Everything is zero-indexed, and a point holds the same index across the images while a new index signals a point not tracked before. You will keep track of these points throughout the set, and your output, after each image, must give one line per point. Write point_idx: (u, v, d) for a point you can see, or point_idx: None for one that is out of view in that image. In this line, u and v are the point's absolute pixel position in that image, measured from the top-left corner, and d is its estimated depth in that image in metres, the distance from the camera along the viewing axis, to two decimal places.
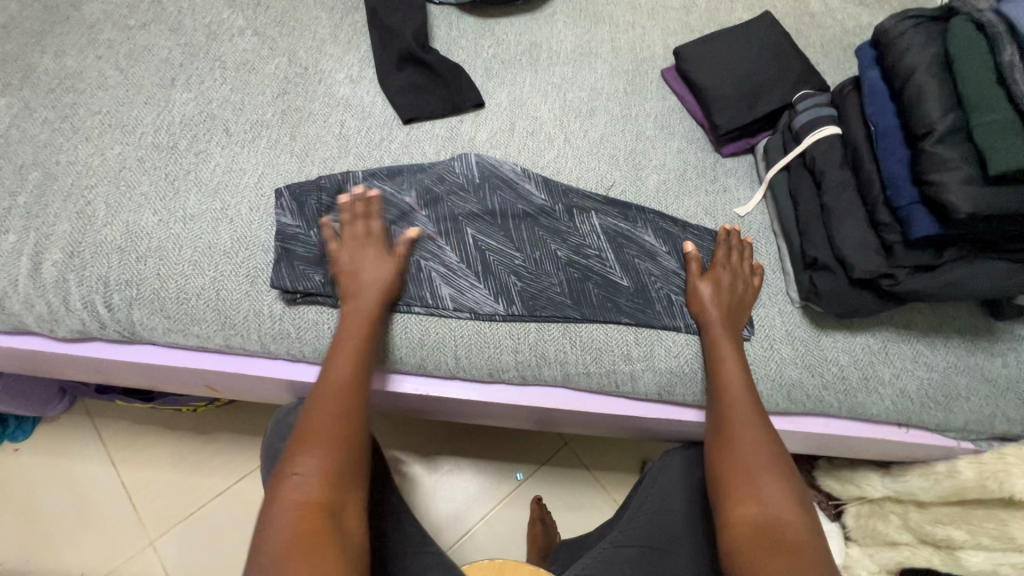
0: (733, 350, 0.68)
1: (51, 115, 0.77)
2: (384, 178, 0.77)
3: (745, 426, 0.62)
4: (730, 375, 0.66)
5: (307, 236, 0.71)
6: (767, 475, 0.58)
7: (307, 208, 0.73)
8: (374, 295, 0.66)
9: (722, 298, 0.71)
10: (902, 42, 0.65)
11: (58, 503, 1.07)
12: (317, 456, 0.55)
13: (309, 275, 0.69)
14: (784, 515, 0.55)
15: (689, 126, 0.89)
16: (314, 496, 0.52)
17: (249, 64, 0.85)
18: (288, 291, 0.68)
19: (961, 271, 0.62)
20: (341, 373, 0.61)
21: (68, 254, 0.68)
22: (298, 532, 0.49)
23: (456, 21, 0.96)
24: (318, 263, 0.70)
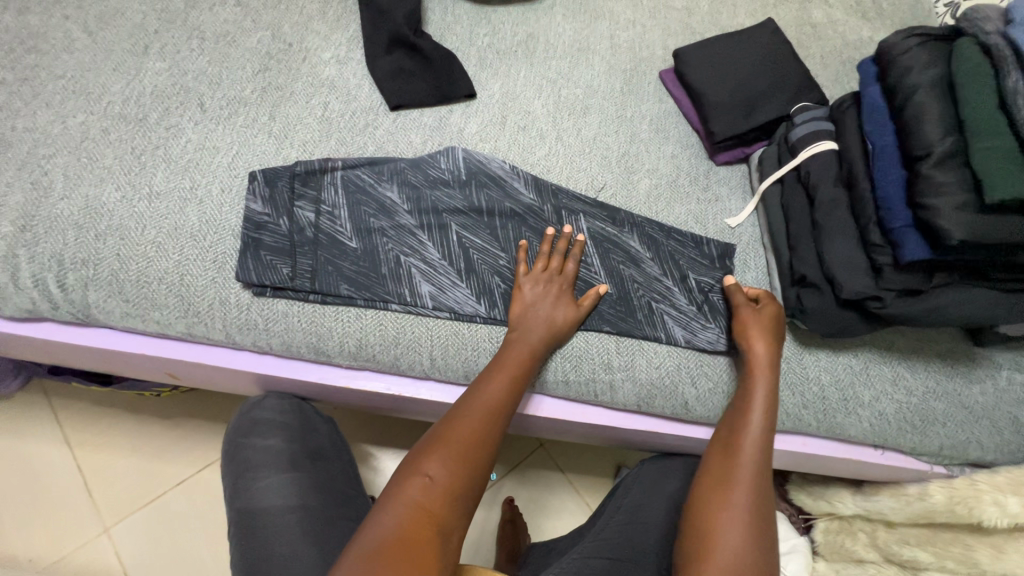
0: (766, 389, 0.64)
1: (9, 77, 0.72)
2: (365, 167, 0.73)
3: (746, 468, 0.60)
4: (753, 415, 0.62)
5: (279, 223, 0.67)
6: (744, 518, 0.57)
7: (281, 193, 0.69)
8: (544, 329, 0.66)
9: (767, 334, 0.66)
10: (904, 60, 0.63)
11: (9, 485, 1.02)
12: (445, 467, 0.54)
13: (279, 266, 0.65)
14: (750, 564, 0.54)
15: (684, 131, 0.87)
16: (435, 504, 0.52)
17: (229, 36, 0.81)
18: (256, 282, 0.64)
19: (947, 298, 0.61)
20: (495, 393, 0.61)
21: (20, 227, 0.64)
22: (406, 533, 0.49)
23: (451, 6, 0.92)
24: (289, 253, 0.66)
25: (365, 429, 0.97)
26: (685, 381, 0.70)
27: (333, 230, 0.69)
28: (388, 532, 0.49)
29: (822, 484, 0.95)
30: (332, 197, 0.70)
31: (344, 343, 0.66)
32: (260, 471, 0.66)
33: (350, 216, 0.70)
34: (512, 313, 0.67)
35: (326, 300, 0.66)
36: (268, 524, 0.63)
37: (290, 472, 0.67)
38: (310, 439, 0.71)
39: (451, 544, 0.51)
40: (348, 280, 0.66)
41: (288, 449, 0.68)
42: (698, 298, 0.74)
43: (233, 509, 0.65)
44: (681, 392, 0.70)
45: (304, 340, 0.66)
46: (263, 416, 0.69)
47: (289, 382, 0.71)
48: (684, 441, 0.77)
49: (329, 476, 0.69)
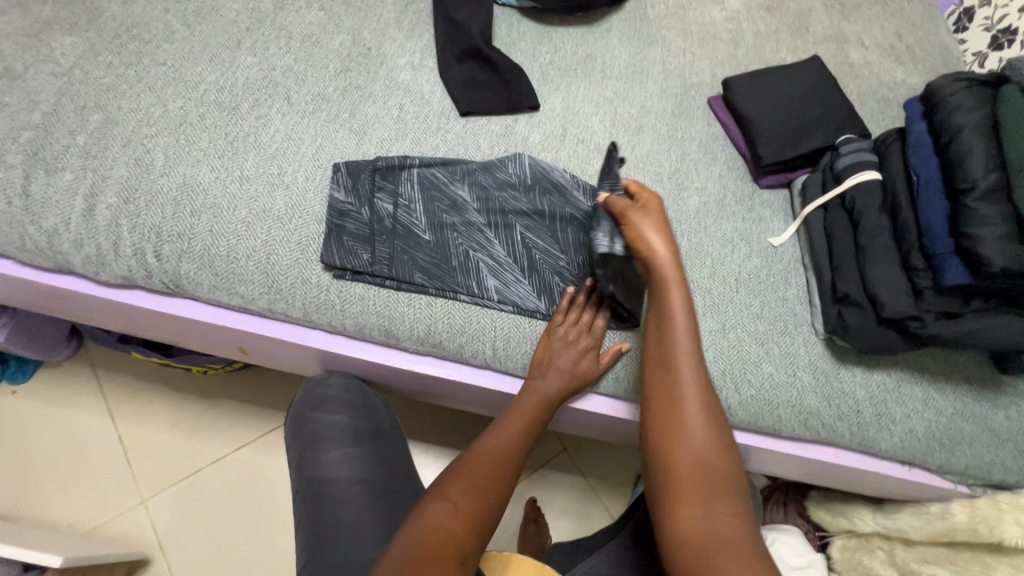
0: (679, 296, 0.66)
1: (115, 61, 0.77)
2: (438, 167, 0.78)
3: (691, 382, 0.63)
4: (677, 330, 0.65)
5: (360, 212, 0.72)
6: (703, 426, 0.62)
7: (362, 185, 0.74)
8: (565, 378, 0.69)
9: (664, 239, 0.67)
10: (951, 101, 0.69)
11: (52, 450, 1.05)
12: (464, 500, 0.59)
13: (359, 252, 0.69)
14: (709, 467, 0.60)
15: (731, 155, 0.92)
16: (456, 526, 0.56)
17: (314, 38, 0.87)
18: (338, 265, 0.69)
19: (984, 322, 0.66)
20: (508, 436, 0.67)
21: (123, 200, 0.68)
22: (430, 549, 0.53)
23: (517, 24, 0.98)
24: (369, 241, 0.70)
25: (404, 418, 1.01)
26: (730, 387, 0.74)
27: (409, 222, 0.73)
28: (411, 549, 0.53)
29: (843, 501, 0.98)
30: (409, 192, 0.75)
31: (414, 328, 0.70)
32: (327, 444, 0.70)
33: (424, 210, 0.74)
34: (535, 359, 0.70)
35: (400, 286, 0.70)
36: (335, 494, 0.67)
37: (355, 447, 0.70)
38: (373, 417, 0.74)
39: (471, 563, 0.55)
40: (422, 269, 0.71)
41: (352, 426, 0.72)
42: (742, 310, 0.78)
43: (300, 477, 0.69)
44: (725, 397, 0.74)
45: (377, 322, 0.70)
46: (330, 392, 0.73)
47: (355, 362, 0.74)
48: None
49: (388, 454, 0.73)
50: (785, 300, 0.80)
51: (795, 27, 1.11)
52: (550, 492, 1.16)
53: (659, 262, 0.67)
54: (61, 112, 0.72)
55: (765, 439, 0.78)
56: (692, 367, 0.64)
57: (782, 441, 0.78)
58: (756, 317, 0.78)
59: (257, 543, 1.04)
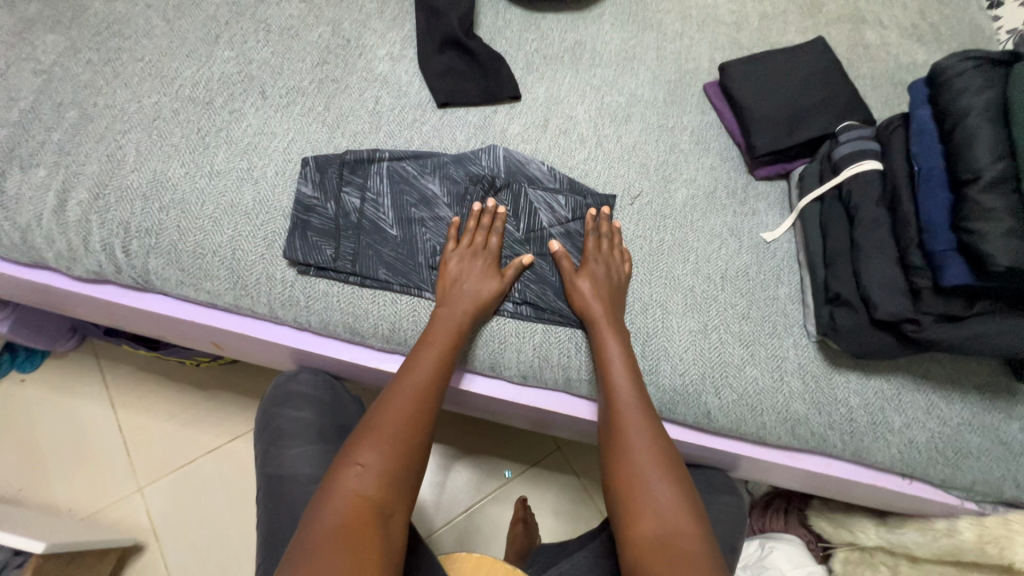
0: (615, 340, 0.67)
1: (94, 58, 0.78)
2: (407, 160, 0.76)
3: (638, 429, 0.63)
4: (617, 379, 0.65)
5: (327, 207, 0.71)
6: (654, 472, 0.61)
7: (330, 180, 0.72)
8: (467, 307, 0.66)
9: (601, 291, 0.69)
10: (958, 82, 0.62)
11: (55, 438, 1.09)
12: (376, 462, 0.56)
13: (323, 247, 0.69)
14: (671, 520, 0.57)
15: (725, 145, 0.87)
16: (371, 491, 0.54)
17: (293, 30, 0.86)
18: (301, 261, 0.68)
19: (988, 326, 0.60)
20: (420, 377, 0.62)
21: (94, 195, 0.69)
22: (348, 523, 0.51)
23: (503, 12, 0.95)
24: (334, 236, 0.69)
25: None
26: (709, 391, 0.70)
27: (375, 217, 0.72)
28: (329, 524, 0.51)
29: (844, 511, 0.92)
30: (377, 186, 0.73)
31: (379, 326, 0.69)
32: (291, 441, 0.70)
33: (392, 205, 0.73)
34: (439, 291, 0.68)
35: (365, 283, 0.69)
36: (295, 492, 0.66)
37: (319, 444, 0.70)
38: (339, 415, 0.74)
39: (394, 526, 0.54)
40: (387, 265, 0.69)
41: (318, 423, 0.72)
42: (726, 310, 0.74)
43: (264, 474, 0.68)
44: (704, 401, 0.70)
45: (341, 319, 0.69)
46: (297, 389, 0.74)
47: (323, 359, 0.74)
48: (705, 452, 0.77)
49: None
50: (775, 299, 0.75)
51: (805, 7, 1.04)
52: (540, 491, 1.14)
53: (590, 308, 0.68)
54: (39, 109, 0.73)
55: (750, 446, 0.74)
56: (635, 412, 0.64)
57: (769, 449, 0.74)
58: (742, 317, 0.73)
59: (246, 533, 1.05)
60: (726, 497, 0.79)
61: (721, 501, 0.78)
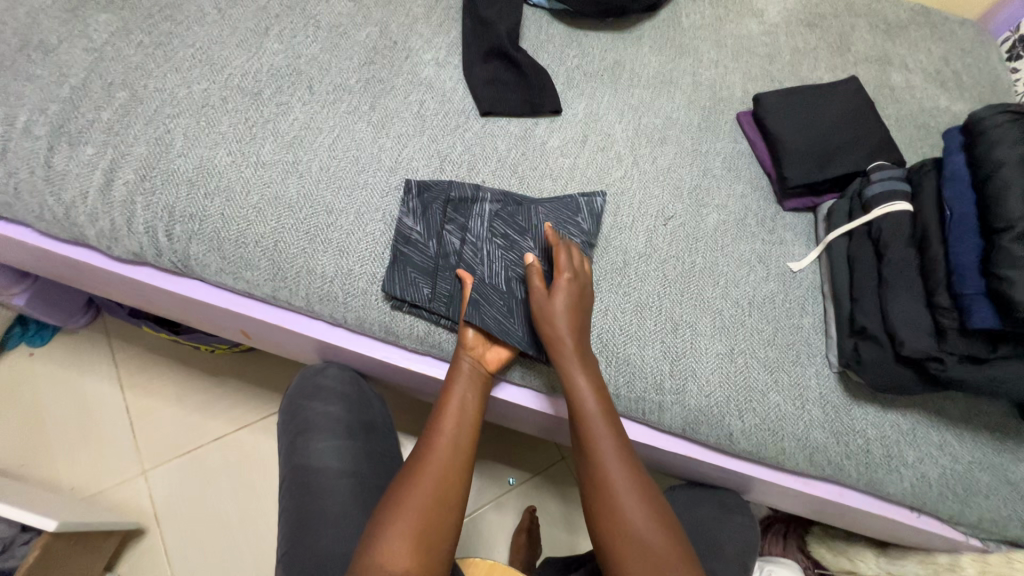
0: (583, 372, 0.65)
1: (145, 40, 0.78)
2: (496, 203, 0.76)
3: (613, 456, 0.62)
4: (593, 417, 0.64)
5: (428, 245, 0.72)
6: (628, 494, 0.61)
7: (431, 214, 0.73)
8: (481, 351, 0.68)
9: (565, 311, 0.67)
10: (994, 133, 0.65)
11: (61, 415, 1.08)
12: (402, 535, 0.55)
13: (420, 285, 0.69)
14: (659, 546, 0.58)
15: (756, 173, 0.89)
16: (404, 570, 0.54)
17: (342, 28, 0.86)
18: (397, 297, 0.69)
19: (1011, 369, 0.62)
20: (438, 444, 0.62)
21: (141, 177, 0.70)
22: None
23: (546, 26, 0.97)
24: (432, 275, 0.70)
25: (404, 416, 1.02)
26: (733, 413, 0.71)
27: (473, 261, 0.72)
28: None
29: (845, 540, 0.95)
30: (477, 227, 0.74)
31: (422, 329, 0.70)
32: (319, 434, 0.71)
33: (490, 252, 0.73)
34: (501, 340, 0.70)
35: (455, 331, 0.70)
36: (323, 485, 0.68)
37: (346, 440, 0.71)
38: (366, 412, 0.75)
39: None
40: None
41: (345, 417, 0.73)
42: (753, 335, 0.75)
43: (289, 465, 0.69)
44: (727, 423, 0.71)
45: (378, 318, 0.70)
46: (326, 382, 0.74)
47: (355, 356, 0.75)
48: (719, 473, 0.79)
49: (378, 449, 0.73)
50: (799, 328, 0.77)
51: (836, 45, 1.07)
52: (544, 500, 1.14)
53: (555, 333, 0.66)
54: (89, 87, 0.73)
55: (767, 471, 0.75)
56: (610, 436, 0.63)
57: (784, 474, 0.75)
58: (767, 343, 0.75)
59: (247, 524, 1.04)
60: (737, 517, 0.80)
61: (734, 522, 0.80)
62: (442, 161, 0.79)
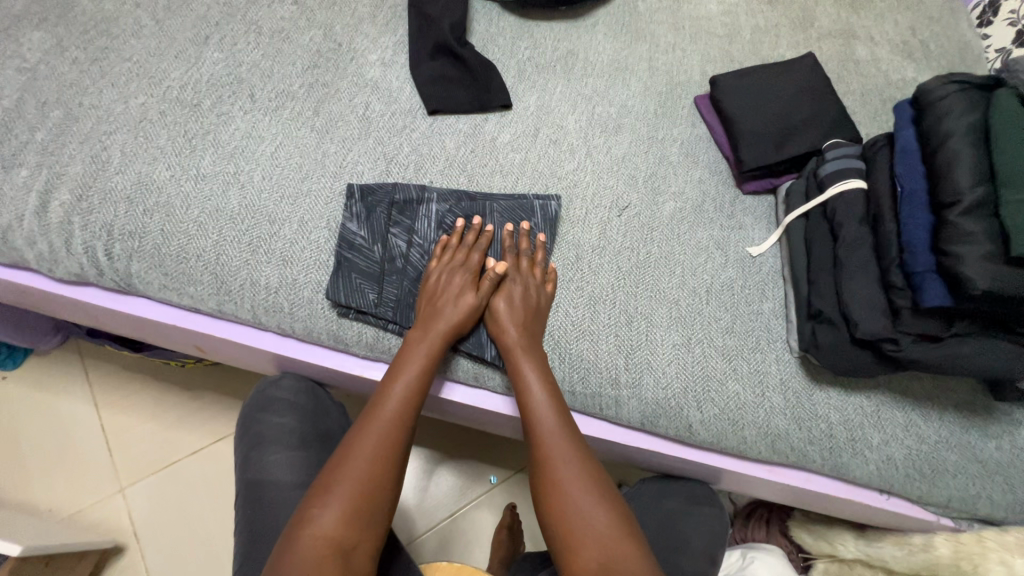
0: (533, 365, 0.65)
1: (81, 56, 0.77)
2: (441, 202, 0.75)
3: (562, 444, 0.62)
4: (541, 411, 0.63)
5: (373, 250, 0.71)
6: (581, 487, 0.60)
7: (375, 218, 0.72)
8: (442, 327, 0.66)
9: (518, 315, 0.68)
10: (940, 105, 0.63)
11: (36, 437, 1.08)
12: (332, 507, 0.55)
13: (365, 291, 0.68)
14: (610, 539, 0.57)
15: (714, 158, 0.87)
16: (335, 536, 0.54)
17: (284, 33, 0.85)
18: (343, 303, 0.68)
19: (966, 347, 0.61)
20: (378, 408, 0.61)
21: (77, 197, 0.69)
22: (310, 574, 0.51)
23: (496, 19, 0.95)
24: (378, 280, 0.69)
25: None
26: (691, 404, 0.70)
27: (420, 263, 0.72)
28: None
29: (825, 524, 0.94)
30: (424, 229, 0.73)
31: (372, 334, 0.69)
32: (272, 446, 0.71)
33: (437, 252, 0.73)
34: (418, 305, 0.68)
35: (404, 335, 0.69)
36: (276, 498, 0.67)
37: (299, 450, 0.71)
38: (321, 421, 0.74)
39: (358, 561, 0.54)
40: None
41: (299, 428, 0.72)
42: (710, 324, 0.74)
43: (243, 478, 0.69)
44: (686, 415, 0.70)
45: (325, 327, 0.69)
46: (279, 394, 0.73)
47: (308, 366, 0.74)
48: (685, 465, 0.78)
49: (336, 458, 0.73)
50: (759, 314, 0.75)
51: (798, 21, 1.04)
52: (526, 497, 1.13)
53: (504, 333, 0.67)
54: (23, 108, 0.72)
55: (732, 460, 0.74)
56: (557, 427, 0.63)
57: (749, 463, 0.74)
58: (725, 331, 0.74)
59: (226, 536, 1.04)
60: (705, 508, 0.80)
61: (703, 513, 0.79)
62: (388, 163, 0.78)
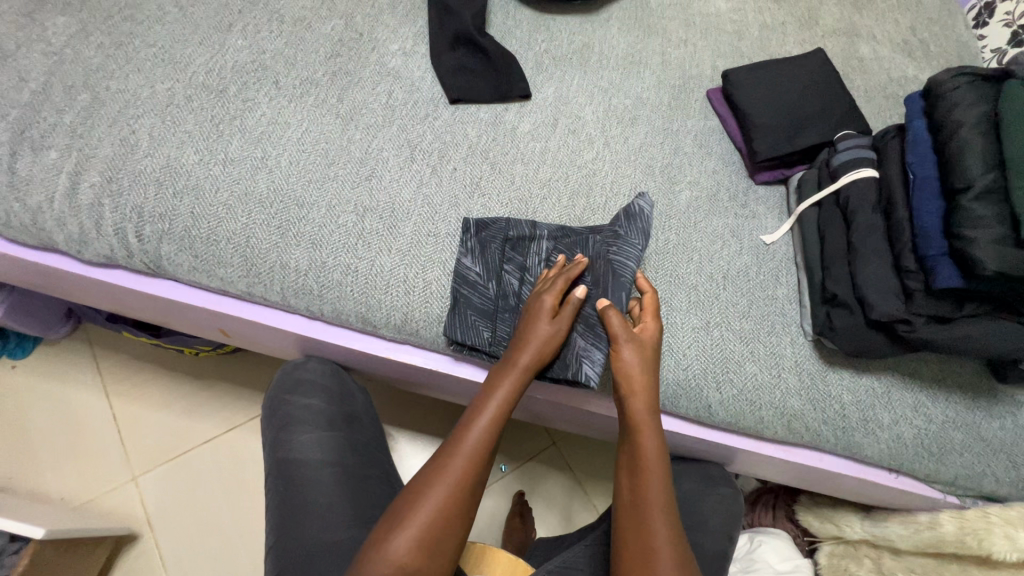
0: (649, 430, 0.65)
1: (105, 41, 0.77)
2: (551, 241, 0.75)
3: (658, 512, 0.61)
4: (649, 473, 0.63)
5: (488, 287, 0.71)
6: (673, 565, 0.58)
7: (490, 255, 0.72)
8: (528, 351, 0.65)
9: (643, 369, 0.66)
10: (951, 96, 0.66)
11: (47, 425, 1.07)
12: (411, 529, 0.55)
13: (480, 327, 0.69)
14: None
15: (727, 150, 0.90)
16: (406, 558, 0.54)
17: (307, 22, 0.86)
18: (459, 341, 0.69)
19: (975, 326, 0.63)
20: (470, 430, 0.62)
21: (107, 179, 0.69)
22: None
23: (513, 12, 0.97)
24: (491, 317, 0.70)
25: (391, 408, 1.03)
26: (711, 386, 0.72)
27: None
28: None
29: (831, 506, 0.97)
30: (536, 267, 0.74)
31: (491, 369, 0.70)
32: (300, 427, 0.72)
33: None
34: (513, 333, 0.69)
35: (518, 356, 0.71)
36: (306, 476, 0.68)
37: (327, 431, 0.72)
38: (348, 404, 0.76)
39: None
40: None
41: (326, 410, 0.74)
42: (727, 308, 0.76)
43: (273, 459, 0.70)
44: (705, 396, 0.72)
45: (354, 309, 0.70)
46: (306, 376, 0.75)
47: (334, 348, 0.75)
48: (700, 446, 0.80)
49: (363, 440, 0.75)
50: (773, 299, 0.78)
51: (804, 19, 1.07)
52: (537, 485, 1.15)
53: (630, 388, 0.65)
54: (49, 91, 0.73)
55: (747, 440, 0.77)
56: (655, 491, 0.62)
57: (764, 443, 0.77)
58: (742, 315, 0.76)
59: (240, 524, 1.04)
60: (721, 489, 0.82)
61: (718, 493, 0.82)
62: (412, 150, 0.79)
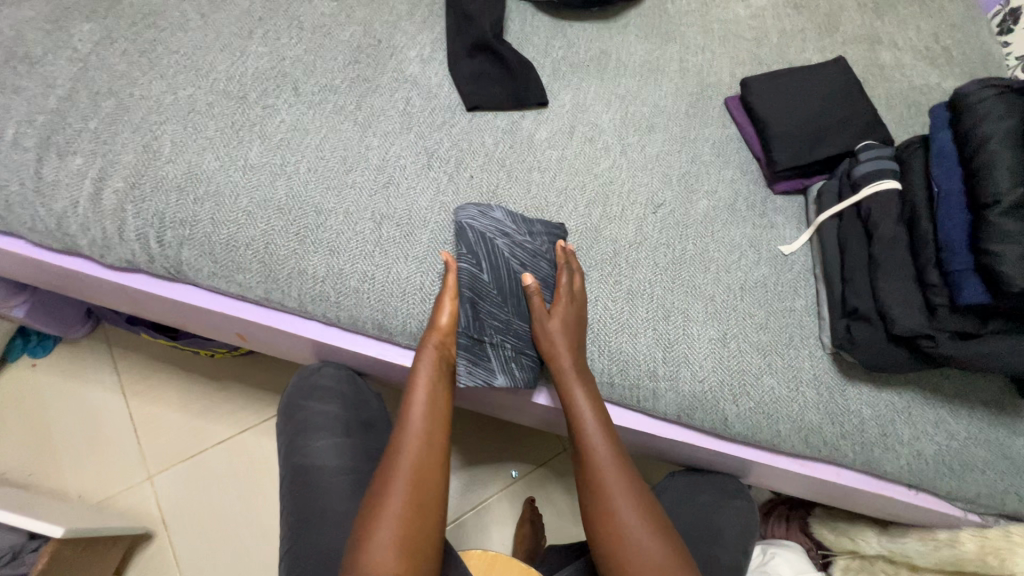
0: (581, 389, 0.67)
1: (130, 48, 0.79)
2: (547, 238, 0.76)
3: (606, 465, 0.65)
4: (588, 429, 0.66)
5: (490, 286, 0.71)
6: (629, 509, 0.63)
7: (494, 253, 0.72)
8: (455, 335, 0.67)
9: (568, 334, 0.68)
10: (979, 108, 0.65)
11: (67, 423, 1.09)
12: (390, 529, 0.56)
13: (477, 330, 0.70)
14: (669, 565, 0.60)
15: (745, 158, 0.89)
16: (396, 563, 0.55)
17: (326, 29, 0.86)
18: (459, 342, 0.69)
19: (1001, 344, 0.62)
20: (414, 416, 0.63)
21: (130, 185, 0.70)
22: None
23: (530, 19, 0.97)
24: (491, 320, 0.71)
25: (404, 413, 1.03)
26: (727, 398, 0.72)
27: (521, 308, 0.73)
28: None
29: (847, 520, 0.95)
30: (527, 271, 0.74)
31: (497, 370, 0.69)
32: (316, 432, 0.73)
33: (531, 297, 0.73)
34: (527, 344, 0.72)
35: (519, 355, 0.71)
36: (322, 482, 0.70)
37: (343, 437, 0.73)
38: (362, 410, 0.77)
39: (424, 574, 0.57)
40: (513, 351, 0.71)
41: (342, 415, 0.75)
42: (745, 320, 0.76)
43: (289, 463, 0.71)
44: (722, 408, 0.72)
45: (370, 316, 0.70)
46: (322, 382, 0.75)
47: (349, 354, 0.75)
48: (716, 458, 0.80)
49: (377, 446, 0.76)
50: (792, 311, 0.77)
51: (824, 26, 1.06)
52: (547, 492, 1.14)
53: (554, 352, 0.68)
54: (75, 98, 0.74)
55: (763, 453, 0.76)
56: (601, 444, 0.65)
57: (780, 456, 0.76)
58: (759, 327, 0.75)
59: (253, 524, 1.05)
60: (736, 501, 0.81)
61: (733, 505, 0.81)
62: (429, 157, 0.79)
